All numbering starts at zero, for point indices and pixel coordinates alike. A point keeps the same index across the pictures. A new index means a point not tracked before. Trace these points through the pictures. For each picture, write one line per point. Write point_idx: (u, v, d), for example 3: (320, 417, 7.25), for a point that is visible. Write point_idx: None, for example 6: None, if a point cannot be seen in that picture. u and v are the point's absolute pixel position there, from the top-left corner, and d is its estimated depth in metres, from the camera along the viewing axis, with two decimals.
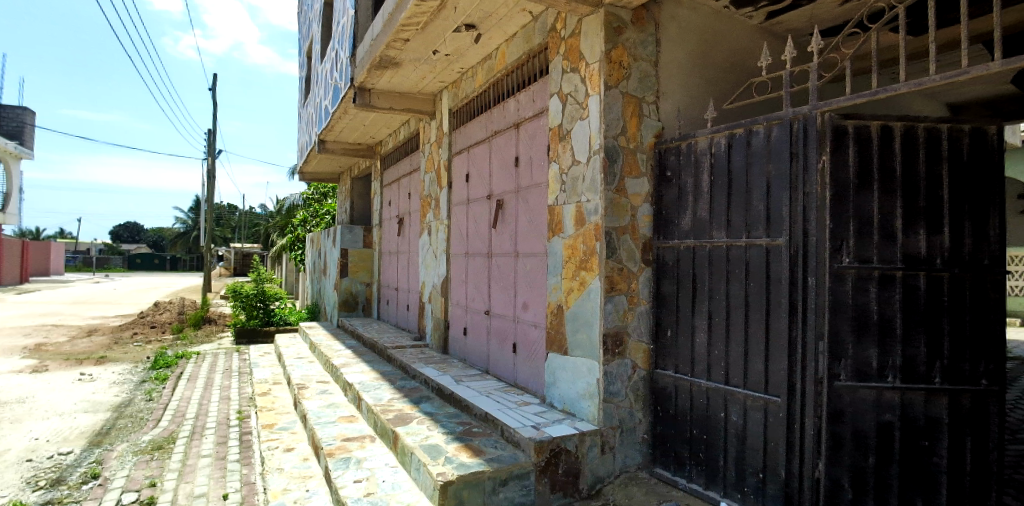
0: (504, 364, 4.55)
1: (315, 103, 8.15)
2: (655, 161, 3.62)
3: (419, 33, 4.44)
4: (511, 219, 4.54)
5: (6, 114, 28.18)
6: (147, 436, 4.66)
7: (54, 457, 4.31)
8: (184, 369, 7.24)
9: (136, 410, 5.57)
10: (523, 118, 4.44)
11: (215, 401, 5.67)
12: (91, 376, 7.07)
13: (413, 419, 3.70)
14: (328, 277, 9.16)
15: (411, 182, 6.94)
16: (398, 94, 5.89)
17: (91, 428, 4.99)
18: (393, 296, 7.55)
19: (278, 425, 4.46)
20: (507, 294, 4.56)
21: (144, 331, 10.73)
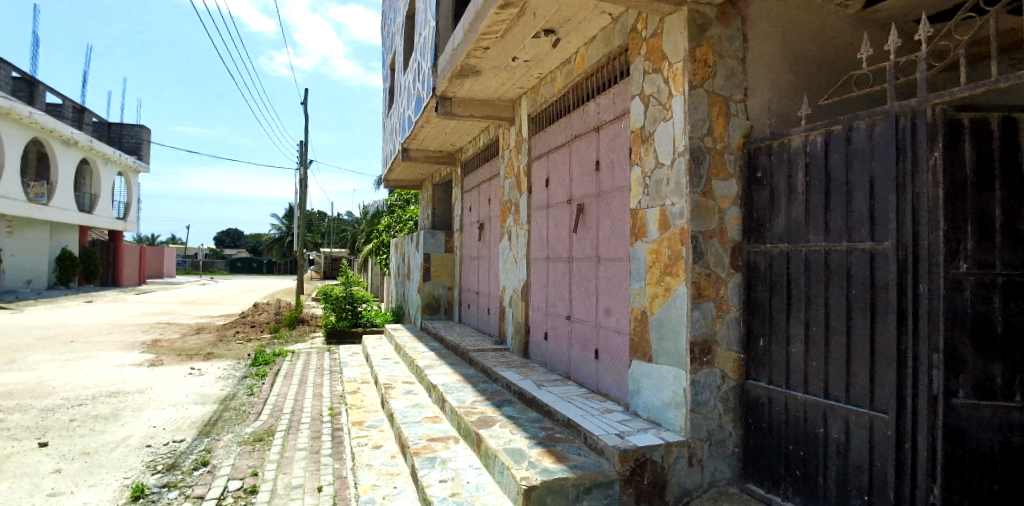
0: (585, 370, 4.51)
1: (398, 113, 8.47)
2: (745, 162, 3.48)
3: (499, 41, 4.50)
4: (592, 223, 4.50)
5: (125, 132, 30.97)
6: (249, 428, 4.99)
7: (169, 444, 4.71)
8: (281, 367, 7.71)
9: (239, 403, 5.98)
10: (604, 121, 4.39)
11: (309, 398, 5.99)
12: (200, 371, 7.67)
13: (495, 422, 3.74)
14: (412, 281, 9.46)
15: (490, 188, 7.04)
16: (478, 102, 6.00)
17: (200, 419, 5.42)
18: (474, 300, 7.67)
19: (367, 422, 4.64)
20: (588, 299, 4.52)
21: (246, 330, 11.52)
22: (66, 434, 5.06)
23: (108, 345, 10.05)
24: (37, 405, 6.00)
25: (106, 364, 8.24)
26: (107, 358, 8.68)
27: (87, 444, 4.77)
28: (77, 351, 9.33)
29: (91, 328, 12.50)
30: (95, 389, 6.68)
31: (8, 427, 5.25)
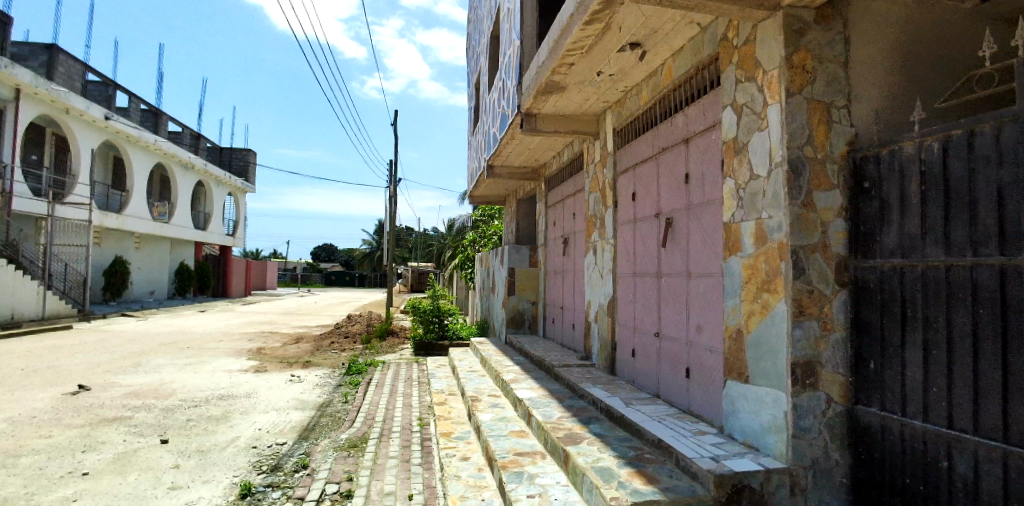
0: (676, 389, 4.37)
1: (484, 131, 8.66)
2: (850, 172, 3.26)
3: (584, 56, 4.50)
4: (682, 237, 4.38)
5: (234, 155, 33.68)
6: (345, 435, 5.23)
7: (273, 446, 5.02)
8: (373, 376, 8.04)
9: (335, 410, 6.29)
10: (693, 132, 4.28)
11: (399, 407, 6.19)
12: (300, 378, 8.14)
13: (583, 440, 3.69)
14: (497, 295, 9.59)
15: (575, 202, 7.03)
16: (562, 117, 6.03)
17: (301, 423, 5.74)
18: (559, 314, 7.66)
19: (455, 434, 4.73)
20: (679, 315, 4.38)
21: (340, 340, 12.11)
22: (185, 432, 5.53)
23: (220, 351, 10.90)
24: (161, 405, 6.60)
25: (218, 369, 8.94)
26: (218, 364, 9.42)
27: (202, 442, 5.19)
28: (193, 357, 10.19)
29: (205, 335, 13.62)
30: (209, 392, 7.26)
31: (137, 424, 5.81)
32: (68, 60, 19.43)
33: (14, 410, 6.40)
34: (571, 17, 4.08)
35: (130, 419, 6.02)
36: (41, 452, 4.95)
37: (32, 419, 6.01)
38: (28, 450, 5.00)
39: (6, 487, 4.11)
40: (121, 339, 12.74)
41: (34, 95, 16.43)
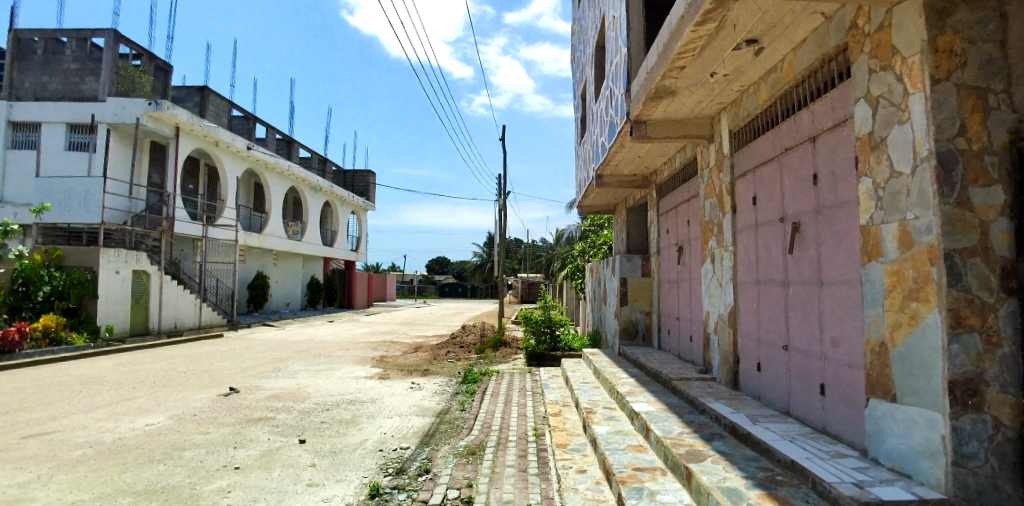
0: (809, 407, 4.05)
1: (592, 140, 8.64)
2: (1015, 161, 2.78)
3: (696, 58, 4.35)
4: (811, 243, 4.07)
5: (357, 177, 36.21)
6: (463, 442, 5.40)
7: (397, 450, 5.29)
8: (488, 386, 8.24)
9: (453, 417, 6.52)
10: (820, 130, 3.98)
11: (514, 417, 6.29)
12: (419, 385, 8.55)
13: (707, 457, 3.53)
14: (609, 305, 9.47)
15: (689, 209, 6.79)
16: (674, 122, 5.86)
17: (422, 429, 6.01)
18: (675, 325, 7.42)
19: (571, 445, 4.71)
20: (810, 327, 4.08)
21: (456, 350, 12.55)
22: (319, 433, 5.99)
23: (348, 359, 11.72)
24: (298, 408, 7.21)
25: (346, 375, 9.61)
26: (346, 370, 10.11)
27: (335, 443, 5.60)
28: (325, 363, 11.04)
29: (334, 344, 14.71)
30: (339, 397, 7.82)
31: (279, 425, 6.38)
32: (216, 99, 21.97)
33: (180, 408, 7.28)
34: (681, 19, 3.97)
35: (273, 419, 6.63)
36: (201, 446, 5.58)
37: (194, 417, 6.81)
38: (191, 444, 5.67)
39: (174, 476, 4.68)
40: (264, 346, 14.09)
41: (191, 132, 18.75)
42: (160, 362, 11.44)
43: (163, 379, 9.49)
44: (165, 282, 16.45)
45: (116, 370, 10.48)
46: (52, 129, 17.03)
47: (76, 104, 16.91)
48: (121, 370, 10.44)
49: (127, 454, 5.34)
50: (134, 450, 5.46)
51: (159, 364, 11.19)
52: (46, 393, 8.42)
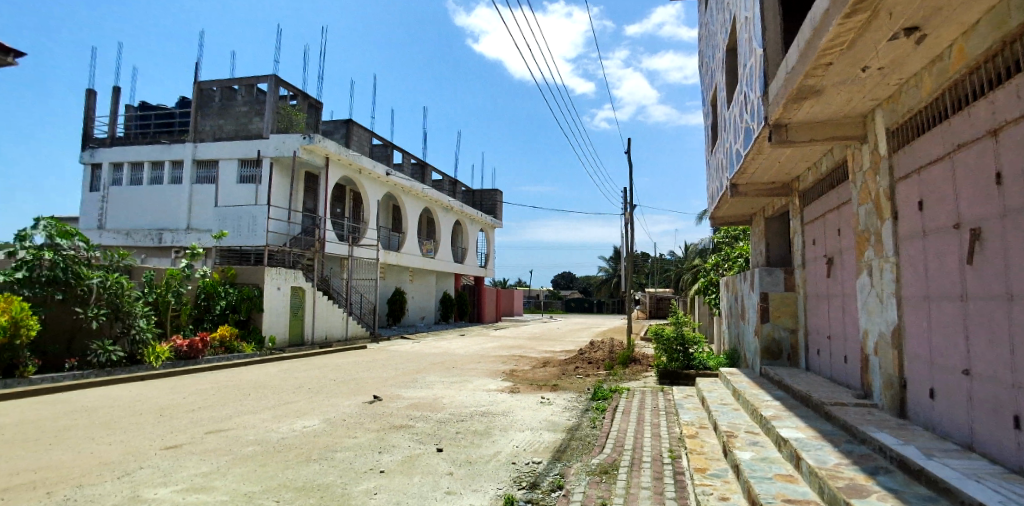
0: (1000, 442, 3.49)
1: (725, 148, 8.26)
2: None
3: (844, 53, 4.00)
4: (996, 252, 3.54)
5: (484, 195, 37.59)
6: (596, 460, 5.33)
7: (530, 464, 5.35)
8: (619, 403, 8.08)
9: (584, 434, 6.47)
10: (1003, 122, 3.46)
11: (648, 437, 6.10)
12: (549, 400, 8.60)
13: (872, 493, 3.16)
14: (748, 322, 8.89)
15: (839, 217, 6.22)
16: (819, 123, 5.42)
17: (553, 445, 6.03)
18: (825, 345, 6.78)
19: (711, 470, 4.46)
20: (998, 349, 3.52)
21: (584, 365, 12.47)
22: (455, 443, 6.24)
23: (480, 372, 12.10)
24: (435, 417, 7.57)
25: (478, 387, 9.93)
26: (478, 383, 10.45)
27: (470, 454, 5.79)
28: (458, 375, 11.49)
29: (466, 357, 15.27)
30: (472, 408, 8.10)
31: (418, 433, 6.73)
32: (359, 130, 24.02)
33: (332, 413, 7.96)
34: (827, 12, 3.68)
35: (412, 427, 7.02)
36: (350, 449, 6.05)
37: (344, 421, 7.40)
38: (342, 446, 6.16)
39: (329, 475, 5.11)
40: (403, 358, 15.00)
41: (338, 161, 20.66)
42: (315, 370, 12.61)
43: (317, 385, 10.44)
44: (318, 298, 18.15)
45: (279, 376, 11.71)
46: (227, 165, 19.62)
47: (246, 142, 19.35)
48: (283, 376, 11.66)
49: (289, 453, 5.92)
50: (294, 450, 6.04)
51: (313, 371, 12.35)
52: (224, 394, 9.61)
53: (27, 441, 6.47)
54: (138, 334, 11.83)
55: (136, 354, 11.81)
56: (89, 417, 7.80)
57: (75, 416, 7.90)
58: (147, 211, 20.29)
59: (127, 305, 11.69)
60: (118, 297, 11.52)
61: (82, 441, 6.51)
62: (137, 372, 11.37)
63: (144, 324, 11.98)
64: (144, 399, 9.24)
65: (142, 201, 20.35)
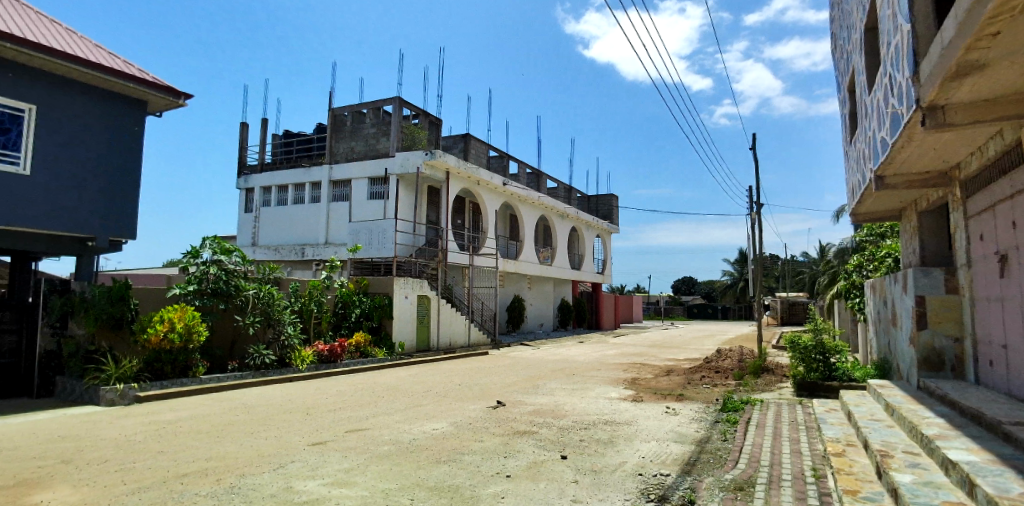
0: None
1: (866, 137, 7.54)
2: None
3: (1016, 19, 3.50)
4: None
5: (600, 200, 37.31)
6: (729, 475, 5.08)
7: (658, 476, 5.21)
8: (751, 415, 7.62)
9: (715, 447, 6.18)
10: None
11: (786, 453, 5.69)
12: (675, 410, 8.32)
13: None
14: (901, 329, 8.02)
15: (1014, 207, 5.42)
16: (985, 102, 4.77)
17: (682, 457, 5.83)
18: (1001, 355, 5.93)
19: (863, 493, 4.06)
20: None
21: (711, 375, 11.91)
22: (579, 451, 6.24)
23: (601, 379, 11.98)
24: (558, 424, 7.62)
25: (599, 395, 9.84)
26: (600, 391, 10.36)
27: (594, 462, 5.76)
28: (579, 382, 11.47)
29: (587, 364, 15.20)
30: (595, 416, 8.05)
31: (542, 439, 6.81)
32: (476, 143, 24.91)
33: (458, 417, 8.29)
34: None
35: (536, 433, 7.11)
36: (477, 452, 6.26)
37: (470, 425, 7.68)
38: (469, 449, 6.39)
39: (458, 477, 5.33)
40: (524, 364, 15.24)
41: (458, 174, 21.57)
42: (441, 375, 13.20)
43: (444, 389, 10.92)
44: (442, 306, 19.01)
45: (409, 380, 12.41)
46: (359, 183, 21.22)
47: (374, 161, 20.82)
48: (412, 380, 12.33)
49: (421, 453, 6.24)
50: (426, 450, 6.37)
51: (440, 376, 12.93)
52: (361, 396, 10.35)
53: (202, 433, 7.40)
54: (287, 340, 13.13)
55: (286, 358, 13.09)
56: (249, 414, 8.76)
57: (238, 412, 8.91)
58: (292, 228, 22.49)
59: (278, 313, 13.01)
60: (270, 306, 12.85)
61: (245, 434, 7.32)
62: (287, 374, 12.59)
63: (292, 331, 13.26)
64: (294, 398, 10.21)
65: (288, 220, 22.58)
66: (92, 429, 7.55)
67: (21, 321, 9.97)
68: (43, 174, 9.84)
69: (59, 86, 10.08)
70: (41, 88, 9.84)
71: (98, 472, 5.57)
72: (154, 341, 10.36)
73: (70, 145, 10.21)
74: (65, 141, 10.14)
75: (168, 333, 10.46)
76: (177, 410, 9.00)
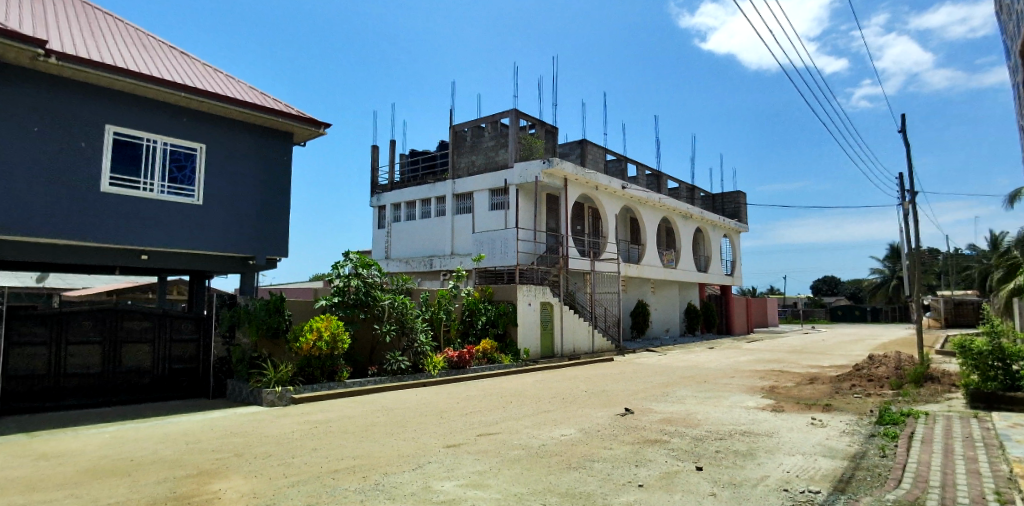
0: None
1: None
2: None
3: None
4: None
5: (726, 198, 35.46)
6: (890, 495, 4.62)
7: (806, 493, 4.88)
8: (915, 429, 6.85)
9: (873, 464, 5.65)
10: None
11: (961, 473, 5.06)
12: (822, 422, 7.70)
13: None
14: None
15: None
16: None
17: (833, 473, 5.41)
18: None
19: None
20: None
21: (863, 383, 10.85)
22: (715, 462, 6.00)
23: (735, 387, 11.37)
24: (691, 433, 7.36)
25: (734, 404, 9.35)
26: (735, 399, 9.85)
27: (733, 476, 5.50)
28: (711, 390, 10.98)
29: (719, 371, 14.48)
30: (731, 426, 7.67)
31: (674, 449, 6.62)
32: (592, 148, 24.83)
33: (586, 423, 8.30)
34: None
35: (668, 443, 6.93)
36: (608, 460, 6.23)
37: (599, 432, 7.66)
38: (599, 457, 6.38)
39: (589, 484, 5.34)
40: (651, 371, 14.86)
41: (576, 180, 21.67)
42: (566, 381, 13.26)
43: (570, 396, 10.97)
44: (564, 312, 19.12)
45: (535, 386, 12.61)
46: (480, 195, 22.03)
47: (494, 172, 21.53)
48: (538, 386, 12.51)
49: (551, 459, 6.34)
50: (555, 456, 6.45)
51: (566, 382, 13.00)
52: (490, 401, 10.70)
53: (349, 433, 8.08)
54: (420, 347, 13.92)
55: (419, 363, 13.87)
56: (389, 416, 9.41)
57: (379, 414, 9.60)
58: (420, 241, 23.85)
59: (411, 322, 13.85)
60: (404, 315, 13.71)
61: (386, 435, 7.88)
62: (420, 378, 13.32)
63: (424, 338, 14.03)
64: (428, 402, 10.80)
65: (416, 233, 23.99)
66: (259, 427, 8.53)
67: (200, 331, 11.61)
68: (212, 203, 11.35)
69: (222, 125, 11.59)
70: (209, 128, 11.39)
71: (266, 465, 6.29)
72: (305, 348, 11.46)
73: (233, 177, 11.68)
74: (229, 173, 11.62)
75: (316, 341, 11.55)
76: (327, 411, 9.89)
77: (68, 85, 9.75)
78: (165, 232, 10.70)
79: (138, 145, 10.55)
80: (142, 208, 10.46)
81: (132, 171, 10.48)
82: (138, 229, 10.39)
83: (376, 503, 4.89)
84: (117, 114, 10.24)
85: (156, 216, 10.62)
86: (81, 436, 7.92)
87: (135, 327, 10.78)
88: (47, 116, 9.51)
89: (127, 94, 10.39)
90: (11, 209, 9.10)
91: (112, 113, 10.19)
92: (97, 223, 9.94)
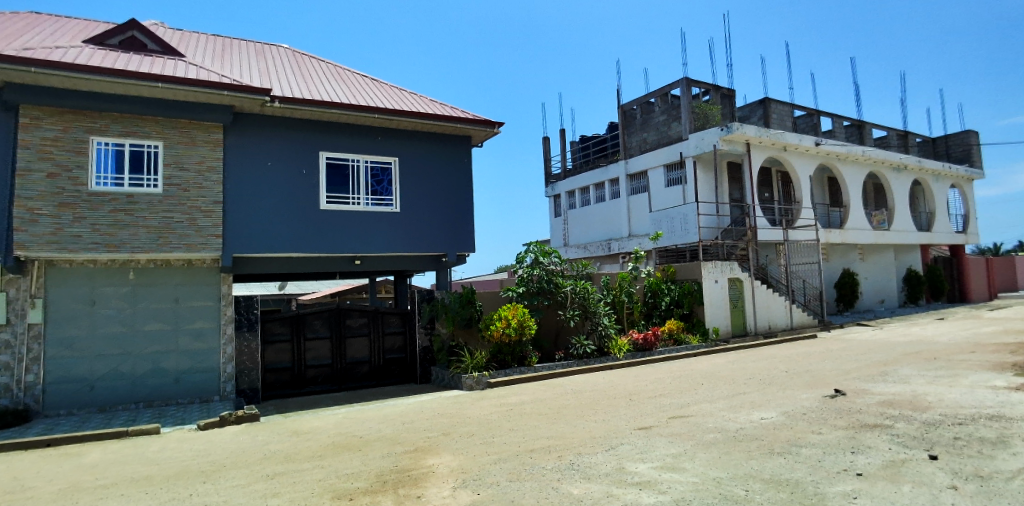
0: None
1: None
2: None
3: None
4: None
5: (952, 141, 29.81)
6: None
7: None
8: None
9: None
10: None
11: None
12: None
13: None
14: None
15: None
16: None
17: None
18: None
19: None
20: None
21: None
22: (955, 451, 5.19)
23: (975, 364, 9.62)
24: (920, 418, 6.43)
25: (976, 384, 7.93)
26: (977, 378, 8.34)
27: (980, 467, 4.74)
28: (945, 368, 9.44)
29: (952, 345, 12.37)
30: (974, 410, 6.54)
31: (899, 434, 5.85)
32: (778, 106, 22.61)
33: (789, 406, 7.68)
34: None
35: (891, 428, 6.13)
36: (817, 445, 5.72)
37: (805, 416, 7.04)
38: (807, 442, 5.88)
39: (797, 471, 4.97)
40: (864, 348, 13.19)
41: (760, 143, 20.01)
42: (763, 361, 12.38)
43: (768, 377, 10.24)
44: (756, 287, 17.82)
45: (728, 367, 11.96)
46: (656, 172, 21.40)
47: (668, 147, 20.75)
48: (731, 367, 11.86)
49: (752, 443, 6.01)
50: (757, 441, 6.10)
51: (762, 362, 12.13)
52: (679, 383, 10.46)
53: (542, 415, 8.50)
54: (604, 330, 13.92)
55: (605, 347, 13.94)
56: (579, 399, 9.71)
57: (570, 397, 9.94)
58: (598, 226, 23.97)
59: (594, 306, 13.94)
60: (586, 300, 13.86)
61: (577, 417, 8.15)
62: (607, 362, 13.46)
63: (607, 321, 14.05)
64: (615, 385, 10.88)
65: (593, 218, 24.14)
66: (463, 409, 9.40)
67: (407, 323, 13.10)
68: (408, 209, 12.64)
69: (409, 139, 12.81)
70: (400, 143, 12.69)
71: (469, 443, 6.93)
72: (497, 335, 12.21)
73: (423, 184, 12.86)
74: (419, 180, 12.82)
75: (506, 329, 12.23)
76: (520, 394, 10.51)
77: (290, 123, 11.63)
78: (373, 239, 12.19)
79: (345, 166, 12.18)
80: (353, 220, 12.04)
81: (343, 189, 12.14)
82: (352, 238, 11.99)
83: (573, 481, 5.12)
84: (327, 142, 11.92)
85: (364, 225, 12.15)
86: (323, 416, 9.45)
87: (355, 324, 12.54)
88: (275, 151, 11.46)
89: (334, 124, 12.01)
90: (259, 231, 11.19)
91: (324, 142, 11.91)
92: (320, 235, 11.70)
